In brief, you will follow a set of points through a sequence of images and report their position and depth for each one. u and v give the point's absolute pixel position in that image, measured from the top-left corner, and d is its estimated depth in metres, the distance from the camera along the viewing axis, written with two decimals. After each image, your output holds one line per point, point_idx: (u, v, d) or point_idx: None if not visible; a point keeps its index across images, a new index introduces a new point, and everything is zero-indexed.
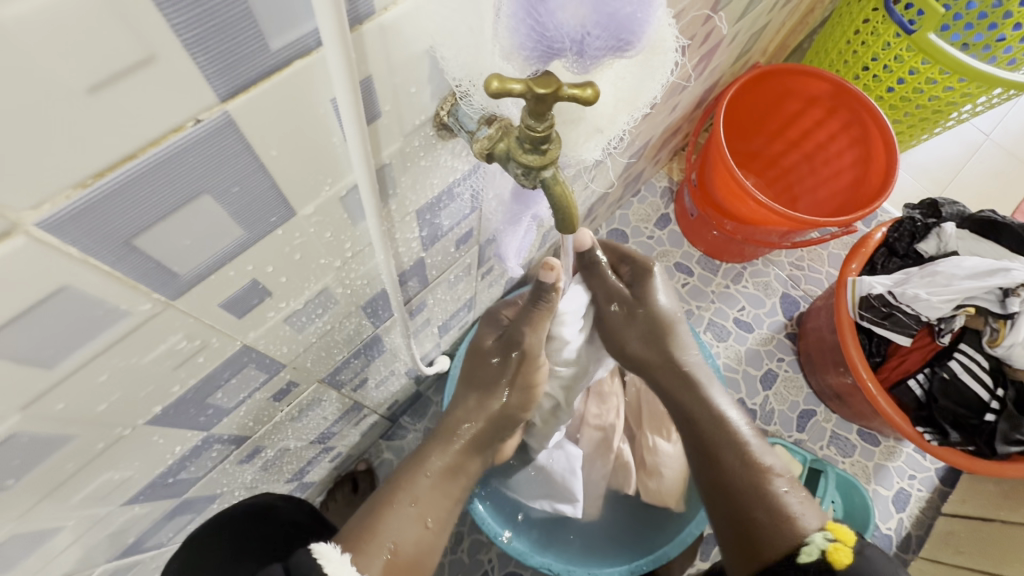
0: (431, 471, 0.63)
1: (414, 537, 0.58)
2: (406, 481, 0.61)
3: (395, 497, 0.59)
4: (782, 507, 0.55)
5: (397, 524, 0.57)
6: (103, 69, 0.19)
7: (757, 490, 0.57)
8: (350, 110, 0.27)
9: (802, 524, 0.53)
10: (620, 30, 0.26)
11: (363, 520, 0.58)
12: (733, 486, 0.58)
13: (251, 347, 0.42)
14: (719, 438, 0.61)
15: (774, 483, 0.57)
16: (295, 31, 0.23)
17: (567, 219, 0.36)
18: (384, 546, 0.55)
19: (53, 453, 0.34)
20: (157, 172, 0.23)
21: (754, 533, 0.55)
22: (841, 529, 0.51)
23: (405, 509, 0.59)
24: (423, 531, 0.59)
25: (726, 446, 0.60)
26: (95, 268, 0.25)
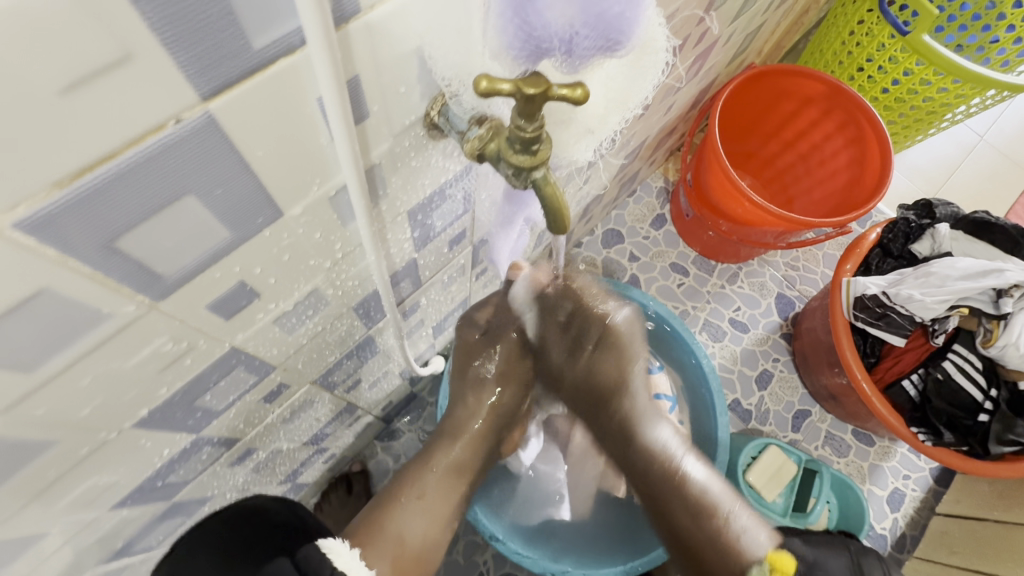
0: (438, 468, 0.76)
1: (420, 533, 0.72)
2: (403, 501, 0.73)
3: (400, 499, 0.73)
4: (724, 540, 0.72)
5: (399, 520, 0.71)
6: (80, 67, 0.18)
7: (703, 529, 0.73)
8: (337, 111, 0.26)
9: (747, 558, 0.70)
10: (609, 31, 0.26)
11: (375, 519, 0.71)
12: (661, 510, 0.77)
13: (240, 349, 0.41)
14: (655, 476, 0.78)
15: (713, 520, 0.73)
16: (279, 29, 0.22)
17: (557, 218, 0.35)
18: (393, 539, 0.70)
19: (35, 458, 0.33)
20: (137, 173, 0.23)
21: (697, 547, 0.73)
22: (780, 561, 0.67)
23: (411, 504, 0.73)
24: (430, 527, 0.73)
25: (671, 495, 0.76)
26: (75, 269, 0.24)
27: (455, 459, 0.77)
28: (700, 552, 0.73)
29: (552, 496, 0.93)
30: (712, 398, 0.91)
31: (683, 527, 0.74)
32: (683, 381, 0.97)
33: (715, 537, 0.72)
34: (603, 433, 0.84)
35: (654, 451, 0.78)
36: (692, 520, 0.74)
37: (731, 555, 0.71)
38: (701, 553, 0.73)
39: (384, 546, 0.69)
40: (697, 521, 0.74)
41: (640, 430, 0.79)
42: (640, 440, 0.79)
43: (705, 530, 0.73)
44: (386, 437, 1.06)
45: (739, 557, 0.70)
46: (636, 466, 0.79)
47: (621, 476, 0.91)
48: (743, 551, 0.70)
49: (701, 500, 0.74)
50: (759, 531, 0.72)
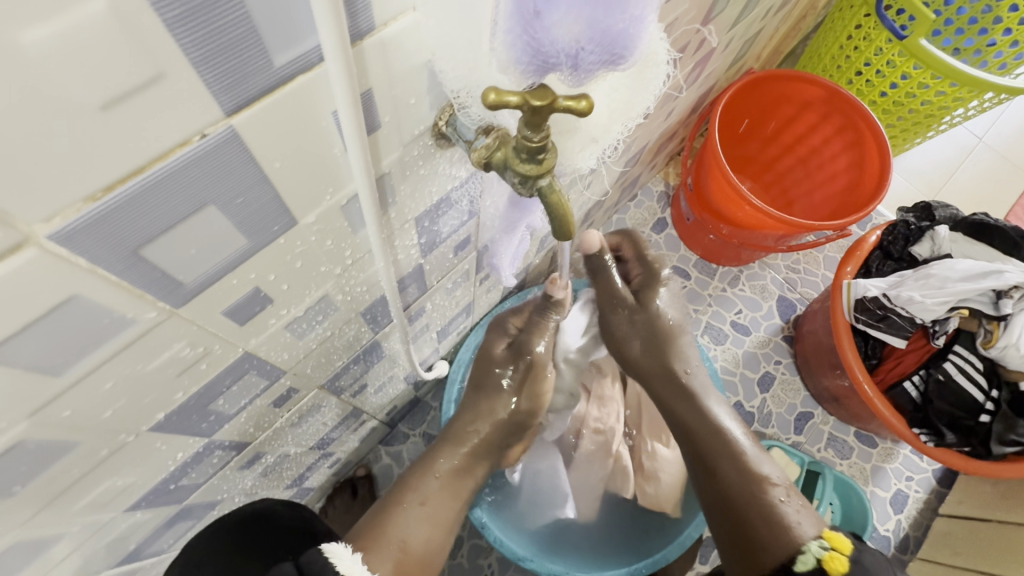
0: (439, 473, 0.69)
1: (422, 536, 0.64)
2: (408, 491, 0.66)
3: (404, 497, 0.65)
4: (779, 515, 0.59)
5: (409, 521, 0.63)
6: (115, 86, 0.19)
7: (755, 498, 0.61)
8: (352, 123, 0.27)
9: (798, 533, 0.57)
10: (613, 45, 0.27)
11: (374, 521, 0.63)
12: (719, 495, 0.64)
13: (253, 353, 0.42)
14: (714, 453, 0.66)
15: (771, 492, 0.61)
16: (299, 47, 0.23)
17: (563, 225, 0.36)
18: (393, 543, 0.61)
19: (58, 461, 0.34)
20: (164, 185, 0.24)
21: (742, 519, 0.61)
22: (837, 539, 0.55)
23: (413, 509, 0.65)
24: (432, 531, 0.65)
25: (723, 462, 0.65)
26: (103, 278, 0.26)
27: (453, 466, 0.70)
28: (749, 526, 0.60)
29: (558, 498, 0.92)
30: None
31: (731, 488, 0.63)
32: None
33: (767, 510, 0.60)
34: (659, 407, 0.74)
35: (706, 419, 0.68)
36: (739, 478, 0.63)
37: (784, 529, 0.58)
38: (748, 520, 0.60)
39: (386, 548, 0.60)
40: (743, 479, 0.63)
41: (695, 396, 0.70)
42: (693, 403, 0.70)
43: (754, 512, 0.60)
44: (390, 442, 1.06)
45: (788, 529, 0.58)
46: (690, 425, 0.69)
47: (628, 477, 0.91)
48: (793, 526, 0.58)
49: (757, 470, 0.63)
50: (807, 516, 0.60)
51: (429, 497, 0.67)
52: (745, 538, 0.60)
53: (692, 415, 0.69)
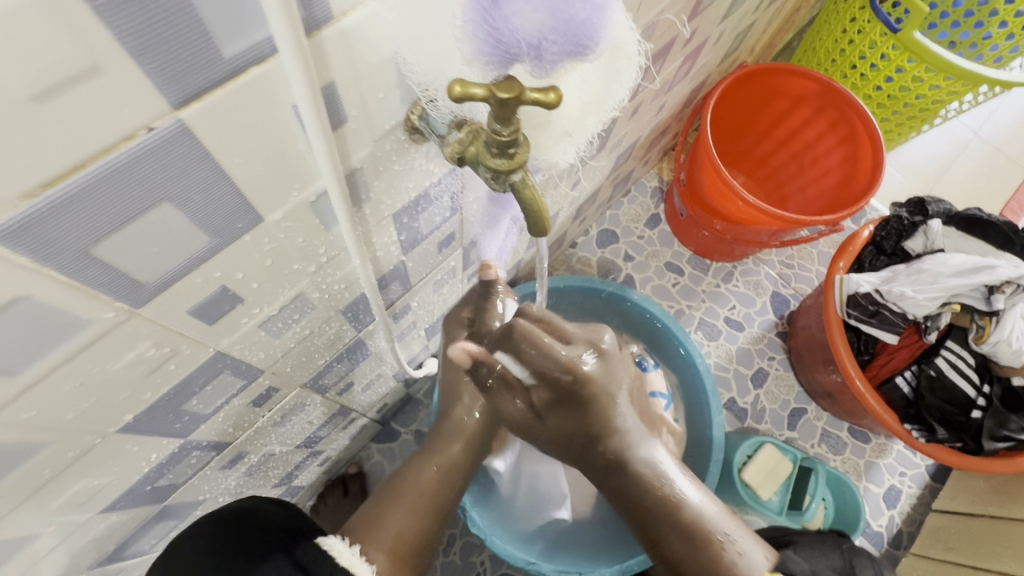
0: (435, 465, 0.66)
1: (417, 528, 0.61)
2: (411, 473, 0.65)
3: (400, 491, 0.63)
4: (723, 562, 0.60)
5: (401, 515, 0.61)
6: (46, 78, 0.19)
7: (702, 555, 0.60)
8: (312, 118, 0.27)
9: (740, 572, 0.60)
10: (577, 35, 0.26)
11: (369, 514, 0.61)
12: (673, 557, 0.62)
13: (227, 353, 0.42)
14: (656, 512, 0.61)
15: (713, 544, 0.60)
16: (250, 38, 0.23)
17: (538, 221, 0.36)
18: (386, 534, 0.59)
19: (21, 464, 0.33)
20: (110, 181, 0.23)
21: (692, 574, 0.61)
22: None
23: (408, 500, 0.62)
24: (427, 523, 0.62)
25: (669, 523, 0.61)
26: (53, 278, 0.25)
27: (451, 459, 0.67)
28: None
29: (555, 498, 0.90)
30: (708, 397, 0.91)
31: (676, 552, 0.62)
32: (680, 381, 0.96)
33: (711, 562, 0.60)
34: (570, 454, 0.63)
35: (646, 479, 0.61)
36: (685, 545, 0.61)
37: (724, 575, 0.59)
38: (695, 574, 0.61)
39: (380, 537, 0.59)
40: (691, 546, 0.61)
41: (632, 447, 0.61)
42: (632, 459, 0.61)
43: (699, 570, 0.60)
44: (382, 440, 1.06)
45: (730, 572, 0.60)
46: (629, 492, 0.62)
47: None
48: (734, 565, 0.60)
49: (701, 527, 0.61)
50: (749, 545, 0.62)
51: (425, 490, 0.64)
52: None
53: (632, 481, 0.61)
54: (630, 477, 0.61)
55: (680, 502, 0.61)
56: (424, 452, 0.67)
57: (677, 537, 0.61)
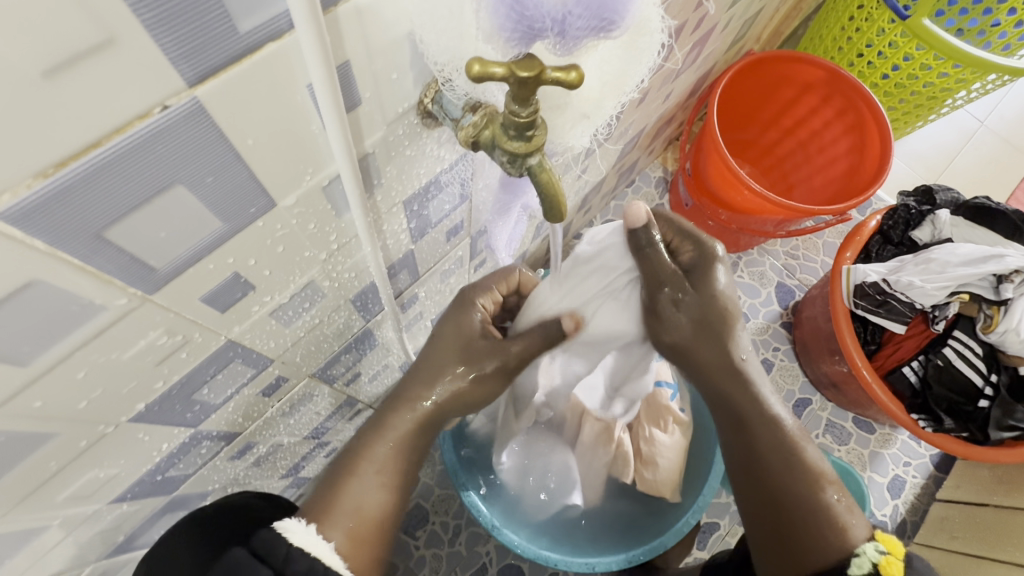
0: (399, 434, 0.55)
1: (380, 501, 0.53)
2: (370, 445, 0.54)
3: (358, 464, 0.54)
4: (834, 515, 0.53)
5: (359, 491, 0.52)
6: (61, 51, 0.18)
7: (808, 494, 0.54)
8: (328, 98, 0.26)
9: (849, 534, 0.52)
10: (602, 10, 0.26)
11: (328, 484, 0.53)
12: (769, 492, 0.55)
13: (237, 342, 0.41)
14: (765, 443, 0.55)
15: (824, 492, 0.54)
16: (265, 12, 0.22)
17: (554, 207, 0.35)
18: (348, 512, 0.51)
19: (31, 454, 0.33)
20: (126, 161, 0.23)
21: (793, 531, 0.53)
22: (891, 541, 0.51)
23: (369, 474, 0.53)
24: (390, 495, 0.54)
25: (777, 453, 0.55)
26: (67, 262, 0.24)
27: (413, 428, 0.56)
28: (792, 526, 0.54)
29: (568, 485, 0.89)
30: None
31: (788, 487, 0.54)
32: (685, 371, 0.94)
33: (819, 508, 0.53)
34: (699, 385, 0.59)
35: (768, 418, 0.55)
36: (788, 467, 0.54)
37: (840, 533, 0.52)
38: (793, 521, 0.54)
39: (339, 516, 0.51)
40: (804, 490, 0.54)
41: (750, 381, 0.56)
42: (753, 391, 0.55)
43: (804, 514, 0.53)
44: None
45: (842, 533, 0.52)
46: (750, 417, 0.55)
47: (628, 464, 0.87)
48: (846, 528, 0.52)
49: (818, 469, 0.54)
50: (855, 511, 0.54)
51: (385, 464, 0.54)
52: (792, 538, 0.53)
53: (751, 409, 0.55)
54: (756, 411, 0.55)
55: (794, 444, 0.55)
56: (383, 420, 0.56)
57: (773, 446, 0.55)
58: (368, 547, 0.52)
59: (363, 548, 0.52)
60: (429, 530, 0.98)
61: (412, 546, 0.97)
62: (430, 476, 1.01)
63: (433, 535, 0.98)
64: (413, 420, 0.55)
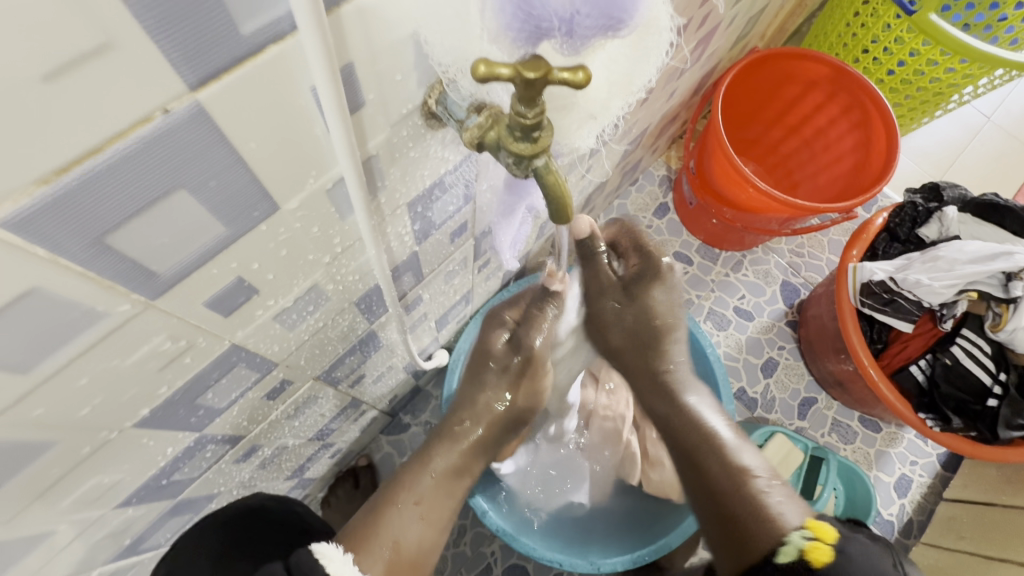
0: (435, 471, 0.61)
1: (416, 537, 0.58)
2: (410, 479, 0.60)
3: (397, 496, 0.59)
4: (762, 505, 0.56)
5: (399, 521, 0.57)
6: (60, 55, 0.18)
7: (740, 491, 0.58)
8: (331, 99, 0.25)
9: (782, 524, 0.54)
10: (611, 9, 0.25)
11: (367, 516, 0.57)
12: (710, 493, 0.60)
13: (241, 346, 0.41)
14: (696, 444, 0.63)
15: (753, 482, 0.58)
16: (267, 14, 0.21)
17: (561, 208, 0.34)
18: (386, 543, 0.55)
19: (35, 460, 0.33)
20: (126, 165, 0.22)
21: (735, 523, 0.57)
22: (821, 527, 0.51)
23: (407, 509, 0.58)
24: (427, 531, 0.59)
25: (708, 451, 0.62)
26: (66, 269, 0.24)
27: (449, 467, 0.62)
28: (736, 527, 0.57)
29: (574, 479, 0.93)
30: (719, 387, 0.89)
31: (721, 485, 0.59)
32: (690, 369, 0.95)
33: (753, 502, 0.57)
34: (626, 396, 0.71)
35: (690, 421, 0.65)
36: (724, 469, 0.60)
37: (769, 522, 0.54)
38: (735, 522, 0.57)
39: (377, 548, 0.55)
40: (730, 479, 0.59)
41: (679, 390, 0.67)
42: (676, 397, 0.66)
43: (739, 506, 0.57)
44: (391, 432, 1.06)
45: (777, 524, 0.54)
46: (675, 424, 0.66)
47: (635, 464, 0.89)
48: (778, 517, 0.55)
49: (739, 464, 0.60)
50: (794, 504, 0.57)
51: (424, 497, 0.60)
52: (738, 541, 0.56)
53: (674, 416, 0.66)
54: (682, 419, 0.65)
55: (720, 439, 0.62)
56: (424, 457, 0.62)
57: (709, 450, 0.62)
58: None
59: None
60: None
61: None
62: None
63: None
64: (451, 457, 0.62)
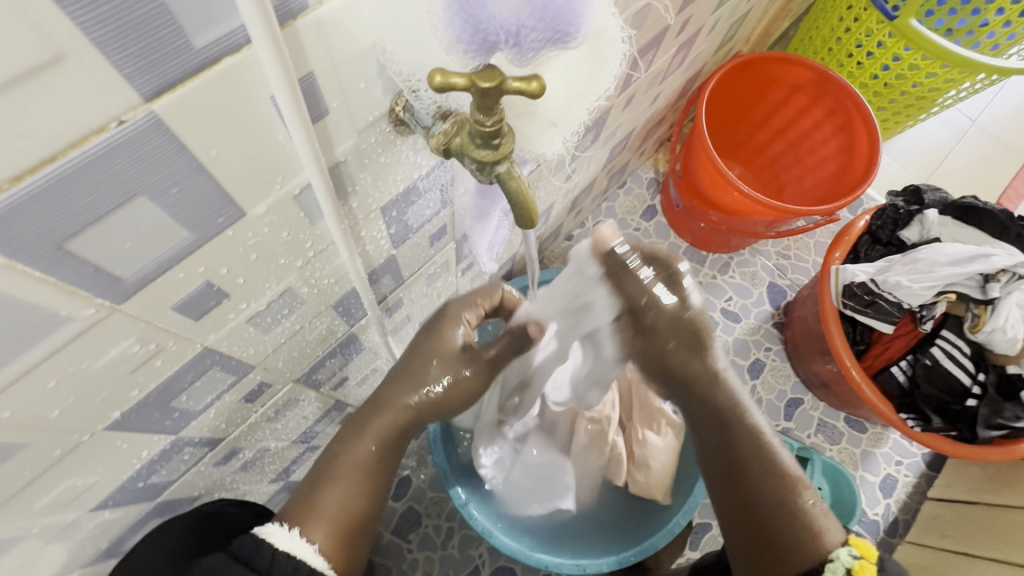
0: (375, 442, 0.54)
1: (358, 505, 0.53)
2: (348, 450, 0.54)
3: (334, 470, 0.53)
4: (807, 517, 0.52)
5: (339, 493, 0.52)
6: (10, 70, 0.18)
7: (785, 500, 0.53)
8: (290, 108, 0.26)
9: (825, 539, 0.51)
10: (556, 22, 0.27)
11: (308, 487, 0.53)
12: (748, 495, 0.54)
13: (216, 349, 0.42)
14: (742, 444, 0.55)
15: (802, 495, 0.53)
16: (220, 28, 0.22)
17: (525, 213, 0.35)
18: (327, 515, 0.51)
19: (5, 462, 0.33)
20: (83, 174, 0.23)
21: (773, 530, 0.52)
22: (865, 545, 0.50)
23: (346, 479, 0.53)
24: (368, 499, 0.54)
25: (754, 455, 0.54)
26: (28, 274, 0.24)
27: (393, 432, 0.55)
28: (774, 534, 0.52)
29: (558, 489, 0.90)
30: None
31: (763, 491, 0.53)
32: None
33: (796, 513, 0.52)
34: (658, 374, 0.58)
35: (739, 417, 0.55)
36: (769, 475, 0.54)
37: (812, 537, 0.51)
38: (776, 529, 0.52)
39: (318, 520, 0.51)
40: (775, 486, 0.53)
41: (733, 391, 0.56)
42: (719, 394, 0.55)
43: (783, 516, 0.52)
44: None
45: (819, 538, 0.51)
46: (724, 420, 0.56)
47: (621, 466, 0.90)
48: (820, 532, 0.51)
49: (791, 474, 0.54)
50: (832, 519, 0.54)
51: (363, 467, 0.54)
52: (773, 549, 0.52)
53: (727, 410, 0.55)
54: (738, 423, 0.55)
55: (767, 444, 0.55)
56: (362, 426, 0.55)
57: (757, 454, 0.55)
58: (347, 548, 0.52)
59: (341, 549, 0.52)
60: (421, 533, 0.98)
61: (404, 549, 0.97)
62: (422, 478, 1.02)
63: (426, 538, 0.98)
64: (392, 424, 0.54)
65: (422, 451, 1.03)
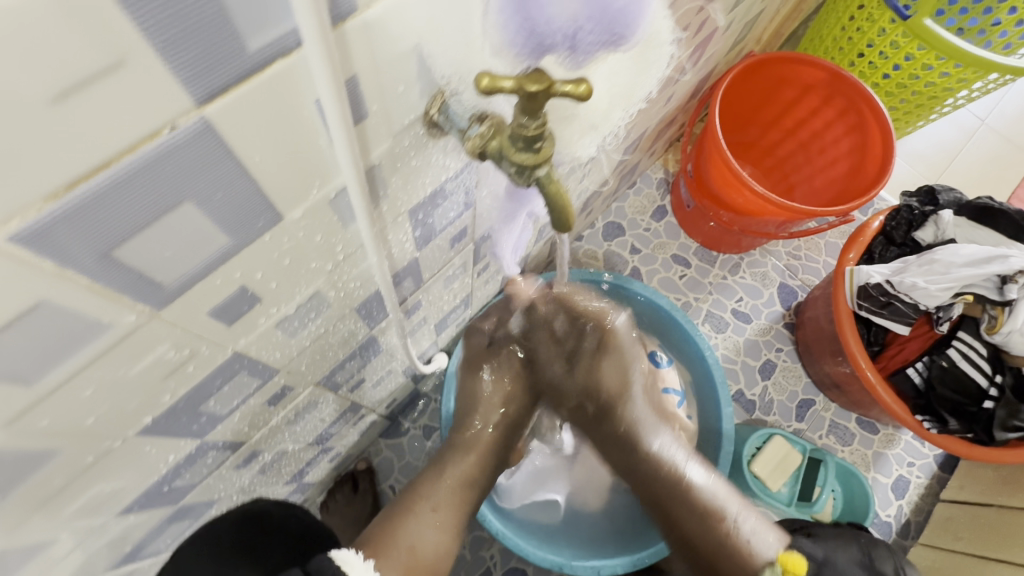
0: (451, 480, 0.64)
1: (433, 544, 0.60)
2: (426, 487, 0.63)
3: (416, 504, 0.61)
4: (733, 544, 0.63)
5: (417, 527, 0.60)
6: (70, 75, 0.18)
7: (711, 534, 0.65)
8: (335, 113, 0.26)
9: (754, 560, 0.62)
10: (614, 24, 0.26)
11: (387, 523, 0.60)
12: (685, 538, 0.67)
13: (244, 353, 0.41)
14: (663, 491, 0.68)
15: (722, 523, 0.64)
16: (273, 32, 0.22)
17: (562, 217, 0.35)
18: (402, 549, 0.58)
19: (38, 470, 0.33)
20: (134, 182, 0.22)
21: (713, 562, 0.65)
22: (791, 563, 0.61)
23: (425, 515, 0.61)
24: (443, 537, 0.61)
25: (672, 496, 0.67)
26: (75, 282, 0.24)
27: (467, 473, 0.66)
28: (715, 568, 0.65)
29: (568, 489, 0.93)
30: (718, 389, 0.91)
31: (692, 529, 0.66)
32: (691, 377, 0.97)
33: (722, 543, 0.64)
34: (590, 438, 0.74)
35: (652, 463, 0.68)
36: (695, 517, 0.66)
37: (745, 562, 0.63)
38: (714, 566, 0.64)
39: (395, 554, 0.57)
40: (704, 525, 0.65)
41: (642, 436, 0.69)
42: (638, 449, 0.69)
43: (715, 550, 0.64)
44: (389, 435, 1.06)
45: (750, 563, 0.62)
46: (640, 471, 0.69)
47: None
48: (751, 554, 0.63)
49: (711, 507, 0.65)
50: (765, 534, 0.65)
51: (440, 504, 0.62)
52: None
53: (642, 464, 0.69)
54: (648, 466, 0.69)
55: (686, 486, 0.67)
56: (441, 465, 0.65)
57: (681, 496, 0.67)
58: None
59: None
60: None
61: None
62: None
63: None
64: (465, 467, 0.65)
65: (434, 454, 1.04)
